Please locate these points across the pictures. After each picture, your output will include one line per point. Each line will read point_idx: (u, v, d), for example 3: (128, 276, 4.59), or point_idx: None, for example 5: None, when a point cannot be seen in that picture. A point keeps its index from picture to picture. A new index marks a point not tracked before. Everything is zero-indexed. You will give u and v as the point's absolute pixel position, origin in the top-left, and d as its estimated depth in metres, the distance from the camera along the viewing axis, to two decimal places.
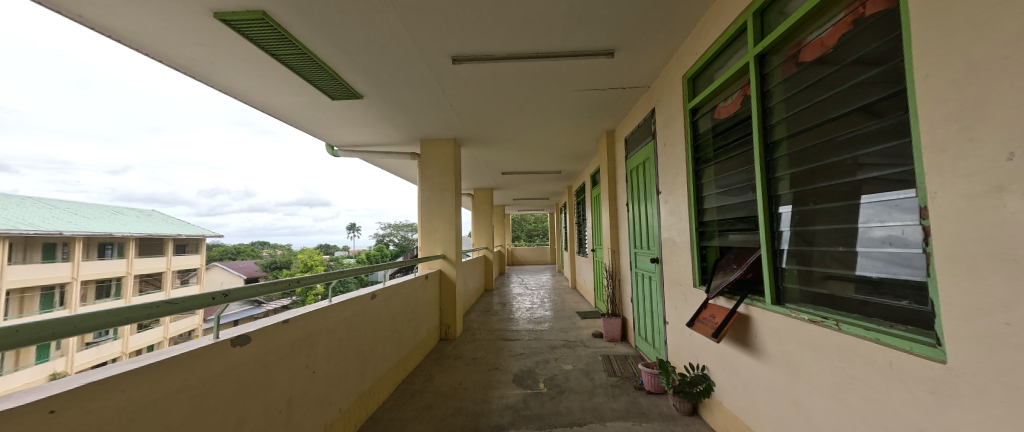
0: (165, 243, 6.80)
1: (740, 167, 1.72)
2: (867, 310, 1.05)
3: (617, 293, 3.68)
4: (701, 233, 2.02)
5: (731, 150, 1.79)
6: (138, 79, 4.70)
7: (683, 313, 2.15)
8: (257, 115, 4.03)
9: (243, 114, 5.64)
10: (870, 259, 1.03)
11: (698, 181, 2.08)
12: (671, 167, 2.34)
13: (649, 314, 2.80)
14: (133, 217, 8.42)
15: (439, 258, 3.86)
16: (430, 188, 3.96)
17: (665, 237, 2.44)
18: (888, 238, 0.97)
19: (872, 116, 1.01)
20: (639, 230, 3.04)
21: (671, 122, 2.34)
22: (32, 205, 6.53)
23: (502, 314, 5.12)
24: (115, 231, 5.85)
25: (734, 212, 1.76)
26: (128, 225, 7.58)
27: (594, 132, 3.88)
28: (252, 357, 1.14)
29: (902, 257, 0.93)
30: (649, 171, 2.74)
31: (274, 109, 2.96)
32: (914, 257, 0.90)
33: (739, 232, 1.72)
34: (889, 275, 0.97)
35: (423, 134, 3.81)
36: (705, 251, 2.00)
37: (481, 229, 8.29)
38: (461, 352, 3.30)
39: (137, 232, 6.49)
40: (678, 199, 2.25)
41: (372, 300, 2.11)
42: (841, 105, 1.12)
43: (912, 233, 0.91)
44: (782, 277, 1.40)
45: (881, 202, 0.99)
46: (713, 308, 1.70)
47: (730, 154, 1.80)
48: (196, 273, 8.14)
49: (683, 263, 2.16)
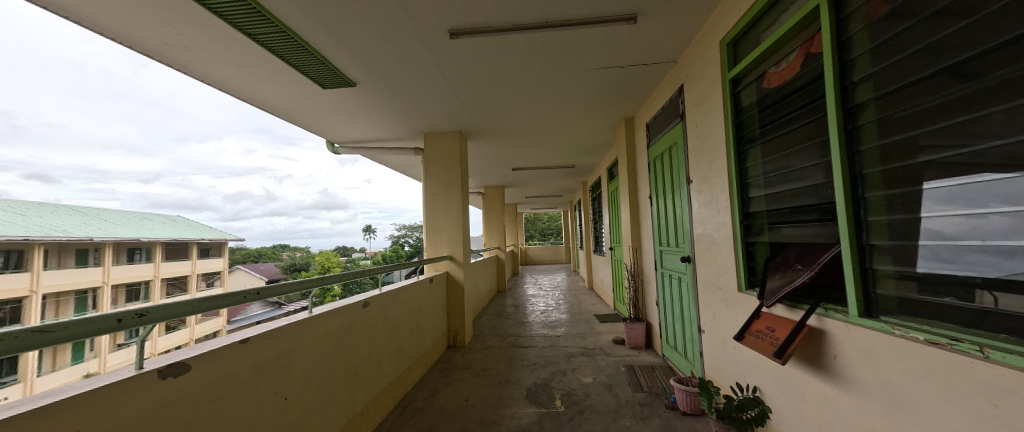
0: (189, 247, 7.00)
1: (798, 144, 1.39)
2: (994, 322, 0.77)
3: (640, 295, 3.34)
4: (747, 227, 1.68)
5: (786, 124, 1.45)
6: (151, 85, 4.72)
7: (726, 322, 1.81)
8: (260, 116, 3.93)
9: (253, 118, 5.62)
10: (995, 254, 0.75)
11: (742, 165, 1.73)
12: (705, 151, 2.01)
13: (679, 320, 2.48)
14: (158, 222, 8.68)
15: (446, 260, 3.63)
16: (435, 185, 3.73)
17: (698, 232, 2.11)
18: (1002, 229, 0.73)
19: (983, 70, 0.76)
20: (665, 226, 2.71)
21: (704, 98, 2.01)
22: (65, 212, 6.82)
23: (515, 318, 4.87)
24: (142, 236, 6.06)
25: (789, 200, 1.44)
26: (154, 230, 7.80)
27: (611, 119, 3.56)
28: (181, 393, 0.89)
29: (952, 252, 0.84)
30: (678, 157, 2.41)
31: (266, 103, 2.81)
32: (965, 253, 0.82)
33: (798, 225, 1.40)
34: (996, 272, 0.75)
35: (427, 127, 3.60)
36: (753, 250, 1.67)
37: (492, 228, 8.08)
38: (470, 361, 3.06)
39: (164, 236, 6.71)
40: (715, 188, 1.92)
41: (362, 309, 1.89)
42: (957, 49, 0.81)
43: (1014, 225, 0.70)
44: (873, 281, 1.05)
45: (997, 185, 0.73)
46: (770, 319, 1.36)
47: (785, 129, 1.47)
48: (219, 276, 8.35)
49: (725, 262, 1.82)
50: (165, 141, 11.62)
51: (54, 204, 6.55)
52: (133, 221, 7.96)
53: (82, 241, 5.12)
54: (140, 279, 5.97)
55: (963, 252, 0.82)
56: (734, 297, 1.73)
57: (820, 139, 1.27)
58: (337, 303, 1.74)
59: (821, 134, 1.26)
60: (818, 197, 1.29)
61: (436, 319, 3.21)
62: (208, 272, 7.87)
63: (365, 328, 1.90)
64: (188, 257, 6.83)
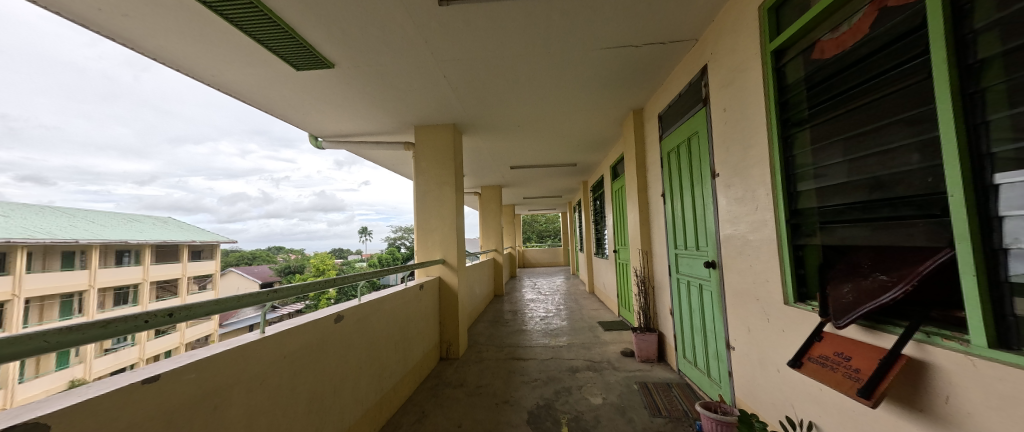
0: (180, 250, 6.76)
1: (869, 124, 1.10)
2: None
3: (652, 303, 3.05)
4: (796, 227, 1.39)
5: (850, 100, 1.17)
6: (127, 77, 4.44)
7: (765, 338, 1.53)
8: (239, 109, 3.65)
9: (238, 115, 5.34)
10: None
11: (787, 153, 1.44)
12: (735, 137, 1.74)
13: (700, 332, 2.20)
14: (148, 222, 8.40)
15: (438, 264, 3.33)
16: (428, 182, 3.44)
17: (728, 233, 1.83)
18: None
19: None
20: (682, 227, 2.43)
21: (733, 77, 1.74)
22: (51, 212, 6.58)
23: (514, 325, 4.57)
24: (132, 238, 5.89)
25: (855, 191, 1.16)
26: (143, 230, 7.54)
27: (617, 111, 3.30)
28: None
29: (998, 255, 0.77)
30: (699, 148, 2.14)
31: (235, 88, 2.56)
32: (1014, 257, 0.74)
33: (865, 223, 1.12)
34: None
35: (418, 119, 3.31)
36: (802, 254, 1.38)
37: (491, 230, 7.79)
38: (465, 377, 2.75)
39: (153, 238, 6.48)
40: (749, 181, 1.64)
41: (335, 325, 1.60)
42: None
43: None
44: (1011, 301, 0.76)
45: None
46: (841, 342, 1.08)
47: (851, 105, 1.17)
48: (211, 279, 8.06)
49: (764, 267, 1.54)
50: (158, 142, 11.36)
51: (37, 205, 6.30)
52: (122, 222, 7.68)
53: (67, 242, 4.89)
54: (128, 282, 5.73)
55: (1007, 255, 0.76)
56: (777, 310, 1.45)
57: (906, 115, 0.97)
58: (297, 320, 1.43)
59: (906, 107, 0.98)
60: (901, 190, 1.00)
61: (427, 329, 2.91)
62: (200, 275, 7.52)
63: (337, 347, 1.60)
64: (180, 260, 6.58)
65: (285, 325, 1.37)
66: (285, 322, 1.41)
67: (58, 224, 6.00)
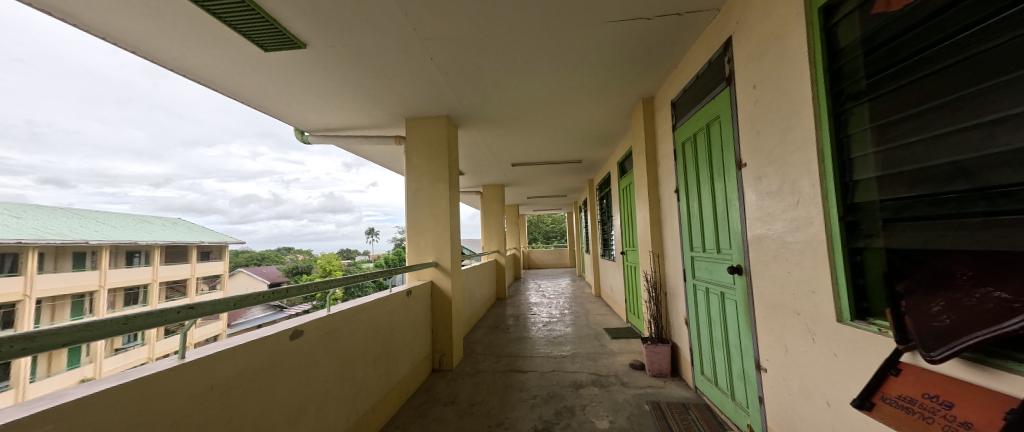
0: (189, 250, 6.80)
1: (957, 91, 0.82)
2: None
3: (664, 311, 2.77)
4: (853, 225, 1.11)
5: (927, 62, 0.89)
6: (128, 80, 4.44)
7: (810, 363, 1.24)
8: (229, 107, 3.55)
9: (237, 116, 5.28)
10: None
11: (840, 133, 1.16)
12: (769, 117, 1.46)
13: (721, 347, 1.91)
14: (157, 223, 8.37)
15: (431, 267, 3.10)
16: (420, 178, 3.23)
17: (759, 233, 1.54)
18: None
19: None
20: (698, 227, 2.16)
21: (766, 47, 1.47)
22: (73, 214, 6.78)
23: (515, 331, 4.32)
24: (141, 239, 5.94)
25: (929, 180, 0.89)
26: (154, 231, 7.57)
27: (625, 100, 3.04)
28: None
29: None
30: (720, 135, 1.86)
31: (202, 73, 2.40)
32: None
33: (951, 220, 0.84)
34: None
35: (410, 110, 3.09)
36: (860, 260, 1.09)
37: (492, 231, 7.55)
38: (457, 392, 2.51)
39: (161, 239, 6.53)
40: (785, 170, 1.37)
41: (288, 342, 1.38)
42: None
43: None
44: None
45: None
46: (934, 380, 0.80)
47: (928, 67, 0.88)
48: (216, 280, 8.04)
49: (807, 274, 1.25)
50: (168, 146, 11.51)
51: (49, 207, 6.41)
52: (131, 222, 7.68)
53: (77, 242, 4.85)
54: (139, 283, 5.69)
55: None
56: (826, 328, 1.17)
57: (1008, 77, 0.71)
58: (234, 341, 1.17)
59: (1011, 66, 0.71)
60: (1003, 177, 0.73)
61: (416, 339, 2.68)
62: (207, 275, 7.50)
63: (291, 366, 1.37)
64: (187, 261, 6.56)
65: (214, 347, 1.09)
66: (219, 342, 1.16)
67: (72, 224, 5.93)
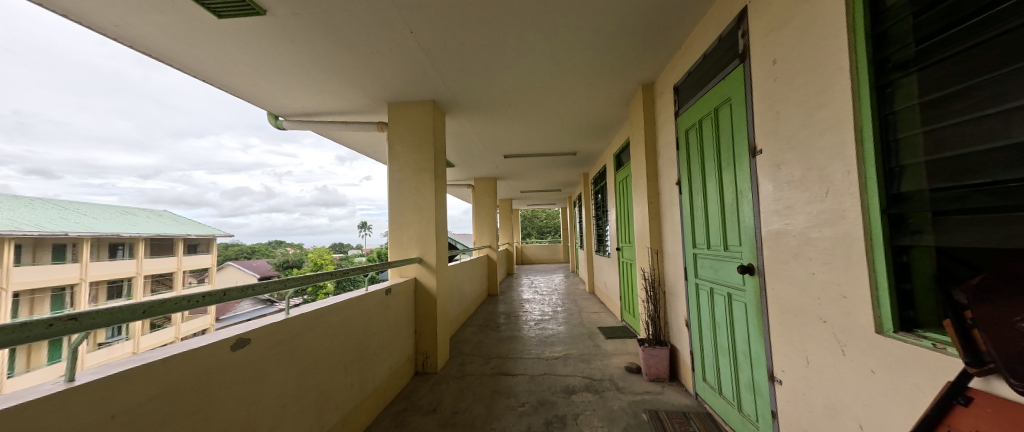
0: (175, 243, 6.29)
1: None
2: None
3: (662, 311, 2.61)
4: (899, 219, 0.92)
5: (1004, 15, 0.68)
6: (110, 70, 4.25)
7: (838, 378, 1.07)
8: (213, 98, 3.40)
9: (218, 105, 5.02)
10: None
11: (884, 110, 0.96)
12: (790, 96, 1.27)
13: (727, 353, 1.75)
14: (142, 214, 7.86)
15: (414, 263, 2.89)
16: (403, 168, 3.01)
17: (776, 228, 1.36)
18: None
19: None
20: (703, 222, 1.98)
21: (789, 14, 1.27)
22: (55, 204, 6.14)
23: (506, 330, 4.15)
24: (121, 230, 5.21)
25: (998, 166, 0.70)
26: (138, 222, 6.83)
27: (623, 85, 2.84)
28: None
29: None
30: (731, 119, 1.68)
31: (153, 46, 2.16)
32: None
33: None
34: None
35: (391, 92, 2.86)
36: (906, 261, 0.91)
37: (484, 225, 7.33)
38: (439, 399, 2.32)
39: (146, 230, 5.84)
40: (809, 156, 1.18)
41: (223, 352, 1.20)
42: None
43: None
44: None
45: None
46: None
47: (1001, 23, 0.69)
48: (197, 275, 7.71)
49: (837, 276, 1.07)
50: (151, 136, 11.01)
51: None
52: (115, 212, 7.00)
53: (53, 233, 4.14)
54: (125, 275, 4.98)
55: None
56: (861, 341, 0.99)
57: None
58: (151, 356, 1.01)
59: None
60: None
61: (396, 341, 2.49)
62: (196, 269, 6.97)
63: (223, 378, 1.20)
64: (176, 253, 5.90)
65: (120, 366, 0.94)
66: (132, 358, 1.01)
67: (51, 213, 5.29)
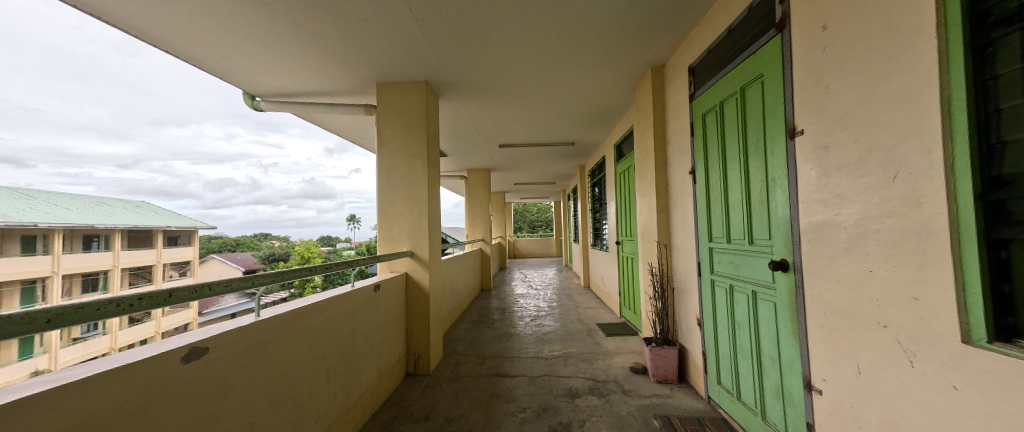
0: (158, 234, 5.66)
1: None
2: None
3: (671, 309, 2.47)
4: (1000, 208, 0.73)
5: None
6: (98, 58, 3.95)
7: (901, 392, 0.93)
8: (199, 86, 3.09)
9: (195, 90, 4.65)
10: None
11: (982, 75, 0.77)
12: (847, 65, 1.09)
13: (749, 356, 1.61)
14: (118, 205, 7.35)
15: (405, 257, 2.67)
16: (393, 155, 2.77)
17: (820, 220, 1.21)
18: None
19: None
20: (723, 213, 1.82)
21: None
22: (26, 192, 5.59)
23: (501, 326, 3.99)
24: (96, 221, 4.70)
25: None
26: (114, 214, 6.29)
27: (631, 68, 2.64)
28: None
29: None
30: (763, 98, 1.51)
31: (101, 7, 1.85)
32: None
33: None
34: None
35: (380, 70, 2.60)
36: (1005, 259, 0.74)
37: (477, 219, 7.10)
38: (433, 404, 2.14)
39: (123, 222, 5.33)
40: (870, 136, 1.02)
41: (178, 368, 0.95)
42: None
43: None
44: None
45: None
46: None
47: None
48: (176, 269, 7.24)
49: (905, 275, 0.91)
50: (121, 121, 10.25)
51: None
52: (89, 202, 6.43)
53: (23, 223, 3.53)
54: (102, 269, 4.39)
55: None
56: (938, 352, 0.84)
57: None
58: (68, 374, 0.77)
59: None
60: None
61: (385, 341, 2.28)
62: (180, 263, 6.36)
63: (186, 398, 0.97)
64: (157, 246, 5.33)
65: (20, 390, 0.69)
66: (43, 379, 0.77)
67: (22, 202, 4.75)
